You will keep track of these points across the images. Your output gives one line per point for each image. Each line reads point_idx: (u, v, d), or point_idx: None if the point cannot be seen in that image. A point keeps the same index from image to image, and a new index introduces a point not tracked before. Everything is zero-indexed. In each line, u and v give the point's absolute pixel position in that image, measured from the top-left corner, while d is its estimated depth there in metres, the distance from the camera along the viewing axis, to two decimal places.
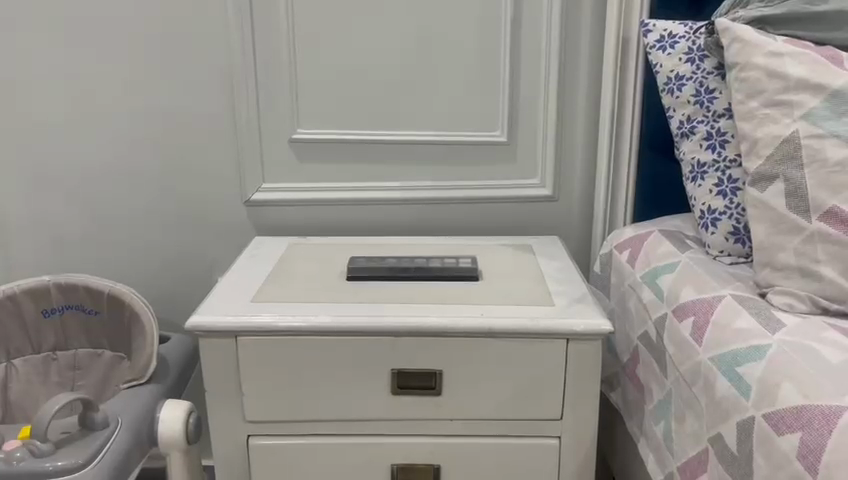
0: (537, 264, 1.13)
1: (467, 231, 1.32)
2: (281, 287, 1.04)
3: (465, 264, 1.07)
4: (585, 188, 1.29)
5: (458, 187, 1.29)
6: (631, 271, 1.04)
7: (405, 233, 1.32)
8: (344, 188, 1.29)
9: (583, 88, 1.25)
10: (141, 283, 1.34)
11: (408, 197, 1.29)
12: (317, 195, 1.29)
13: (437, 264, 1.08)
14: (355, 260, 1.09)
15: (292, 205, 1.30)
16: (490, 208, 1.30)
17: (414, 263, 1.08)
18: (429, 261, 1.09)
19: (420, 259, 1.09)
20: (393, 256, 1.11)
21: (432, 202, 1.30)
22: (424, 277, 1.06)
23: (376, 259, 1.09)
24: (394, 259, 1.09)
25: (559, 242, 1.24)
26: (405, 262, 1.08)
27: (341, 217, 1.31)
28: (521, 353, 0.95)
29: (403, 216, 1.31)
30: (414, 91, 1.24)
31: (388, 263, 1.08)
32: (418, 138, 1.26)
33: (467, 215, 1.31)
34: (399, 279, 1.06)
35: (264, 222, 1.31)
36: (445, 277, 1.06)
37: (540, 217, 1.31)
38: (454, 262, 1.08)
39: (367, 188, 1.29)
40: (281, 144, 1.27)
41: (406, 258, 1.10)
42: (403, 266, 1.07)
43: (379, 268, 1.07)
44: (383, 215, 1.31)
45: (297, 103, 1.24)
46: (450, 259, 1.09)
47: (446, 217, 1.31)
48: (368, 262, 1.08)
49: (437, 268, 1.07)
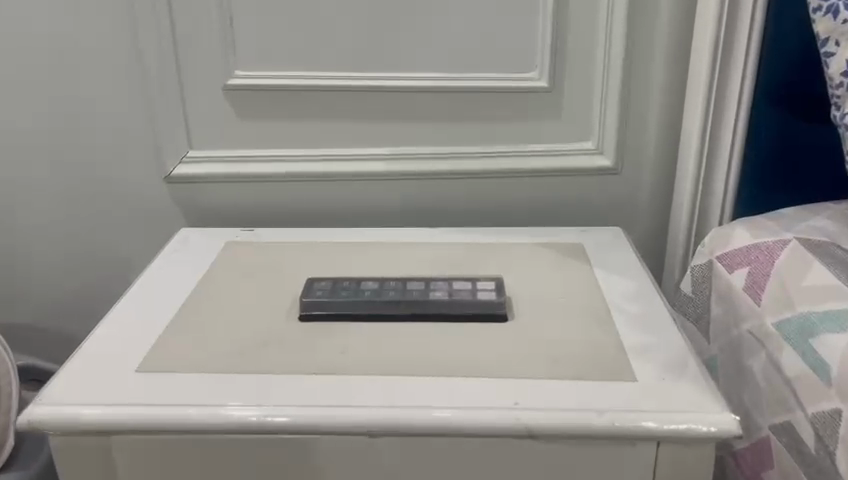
0: (596, 287, 0.74)
1: (486, 219, 0.92)
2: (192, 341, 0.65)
3: (485, 296, 0.68)
4: (660, 159, 0.89)
5: (476, 155, 0.88)
6: (753, 310, 0.65)
7: (397, 221, 0.92)
8: (307, 158, 0.88)
9: (667, 5, 0.81)
10: (26, 291, 0.95)
11: (402, 171, 0.89)
12: (269, 168, 0.89)
13: (440, 295, 0.68)
14: (310, 288, 0.70)
15: (233, 183, 0.90)
16: (520, 186, 0.90)
17: (405, 294, 0.68)
18: (428, 288, 0.69)
19: (414, 285, 0.70)
20: (371, 278, 0.71)
21: (437, 177, 0.89)
22: (420, 318, 0.67)
23: (344, 287, 0.70)
24: (372, 286, 0.70)
25: (626, 243, 0.84)
26: (391, 291, 0.69)
27: (304, 200, 0.91)
28: (581, 463, 0.57)
29: (396, 196, 0.91)
30: (409, 12, 0.82)
31: (362, 294, 0.69)
32: (414, 83, 0.85)
33: (487, 196, 0.91)
34: (380, 321, 0.67)
35: (195, 206, 0.91)
36: (453, 318, 0.67)
37: (593, 196, 0.91)
38: (466, 292, 0.69)
39: (340, 158, 0.89)
40: (212, 94, 0.86)
41: (391, 283, 0.70)
42: (385, 299, 0.68)
43: (348, 303, 0.68)
44: (365, 197, 0.91)
45: (231, 32, 0.83)
46: (461, 285, 0.70)
47: (457, 197, 0.91)
48: (332, 291, 0.69)
49: (440, 305, 0.67)
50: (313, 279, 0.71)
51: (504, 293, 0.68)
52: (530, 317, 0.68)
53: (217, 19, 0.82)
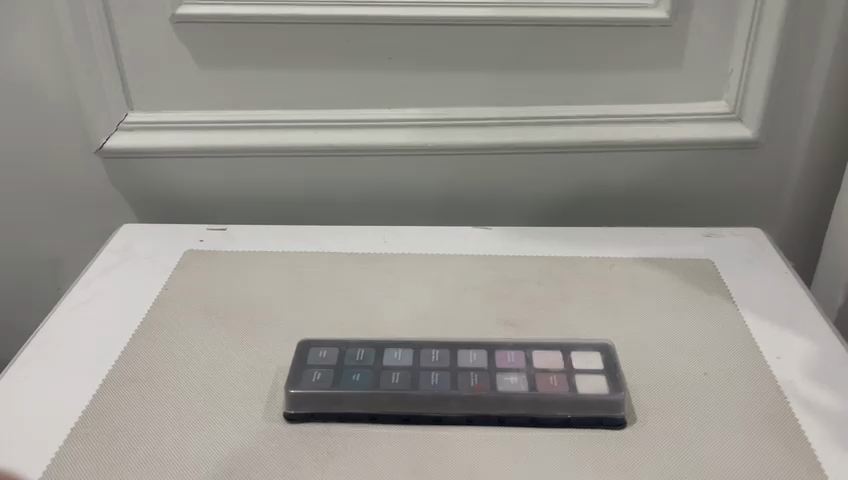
0: (757, 352, 0.47)
1: (562, 212, 0.64)
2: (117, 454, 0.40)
3: (589, 387, 0.41)
4: (826, 128, 0.60)
5: (551, 122, 0.60)
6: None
7: (433, 213, 0.65)
8: (301, 124, 0.60)
9: None
10: None
11: (441, 143, 0.60)
12: (245, 140, 0.61)
13: (515, 384, 0.42)
14: (303, 364, 0.43)
15: (193, 157, 0.62)
16: (613, 166, 0.62)
17: (457, 380, 0.42)
18: (494, 369, 0.43)
19: (470, 360, 0.43)
20: (400, 342, 0.45)
21: (493, 153, 0.61)
22: (484, 423, 0.41)
23: (356, 362, 0.43)
24: (401, 362, 0.43)
25: (778, 259, 0.56)
26: (433, 372, 0.42)
27: (298, 185, 0.63)
28: None
29: (433, 179, 0.63)
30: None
31: (386, 377, 0.42)
32: (460, 14, 0.55)
33: (564, 178, 0.63)
34: (416, 429, 0.41)
35: (147, 190, 0.64)
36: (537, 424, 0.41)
37: (719, 181, 0.62)
38: (557, 378, 0.42)
39: (350, 123, 0.60)
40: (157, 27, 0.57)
41: (432, 355, 0.44)
42: (424, 389, 0.41)
43: (364, 396, 0.41)
44: (386, 181, 0.63)
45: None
46: (546, 363, 0.43)
47: (520, 181, 0.63)
48: (337, 371, 0.43)
49: (516, 403, 0.41)
50: (306, 345, 0.45)
51: (620, 380, 0.42)
52: (663, 420, 0.41)
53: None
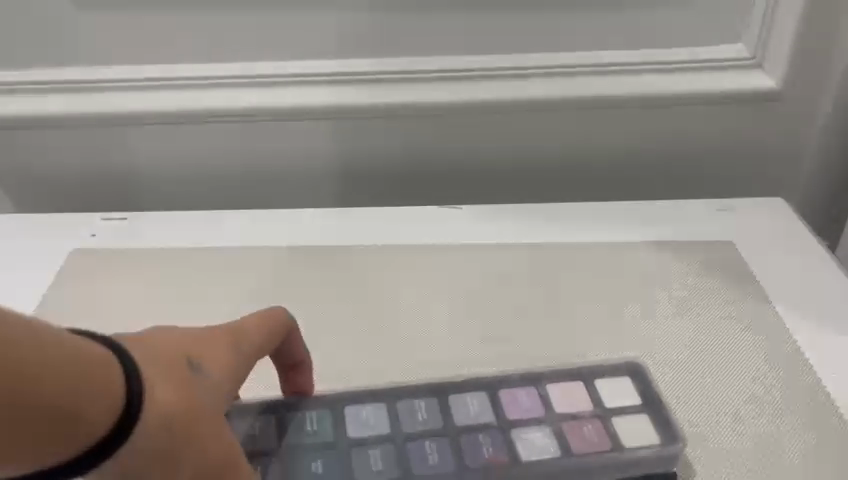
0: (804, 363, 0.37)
1: (546, 183, 0.53)
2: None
3: (638, 438, 0.32)
4: None
5: (529, 73, 0.48)
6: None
7: (399, 191, 0.53)
8: (221, 82, 0.48)
9: None
10: None
11: (395, 103, 0.48)
12: (155, 103, 0.49)
13: (541, 446, 0.32)
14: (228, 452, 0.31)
15: (99, 128, 0.50)
16: (606, 128, 0.51)
17: (460, 451, 0.31)
18: (507, 427, 0.32)
19: (468, 415, 0.33)
20: (366, 396, 0.33)
21: (459, 115, 0.49)
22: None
23: (310, 435, 0.32)
24: (375, 430, 0.32)
25: (800, 233, 0.46)
26: (425, 441, 0.32)
27: (223, 161, 0.51)
28: None
29: (387, 147, 0.51)
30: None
31: (364, 459, 0.31)
32: None
33: (552, 144, 0.51)
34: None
35: (36, 166, 0.52)
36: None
37: (733, 145, 0.52)
38: (593, 428, 0.32)
39: (287, 81, 0.48)
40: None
41: (415, 410, 0.33)
42: (423, 472, 0.30)
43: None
44: (341, 151, 0.51)
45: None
46: (570, 405, 0.33)
47: (494, 148, 0.51)
48: (287, 454, 0.31)
49: (549, 475, 0.31)
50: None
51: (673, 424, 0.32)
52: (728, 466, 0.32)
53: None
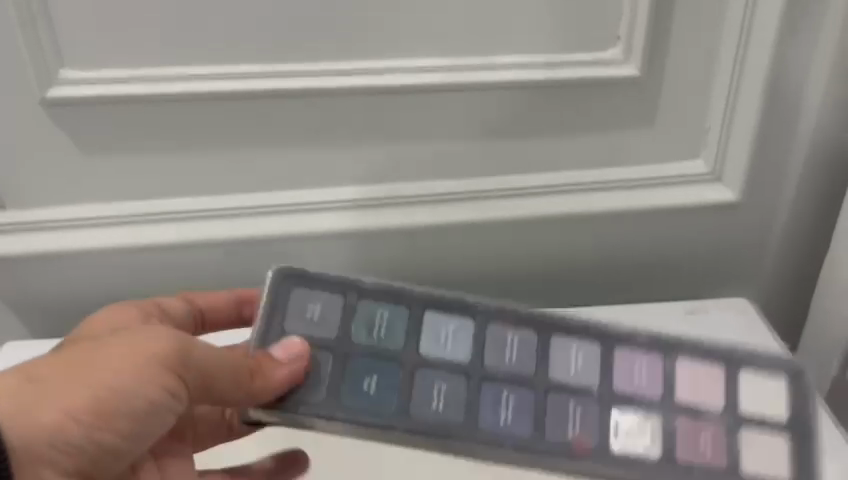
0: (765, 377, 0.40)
1: (521, 287, 0.57)
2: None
3: (635, 442, 0.38)
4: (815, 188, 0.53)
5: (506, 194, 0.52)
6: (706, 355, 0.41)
7: None
8: (221, 213, 0.52)
9: None
10: None
11: (384, 225, 0.52)
12: (156, 235, 0.52)
13: (560, 431, 0.38)
14: (313, 343, 0.39)
15: (99, 259, 0.52)
16: (577, 239, 0.55)
17: (554, 406, 0.39)
18: (597, 393, 0.39)
19: (573, 371, 0.40)
20: (457, 311, 0.41)
21: (443, 232, 0.53)
22: (556, 468, 0.37)
23: (376, 342, 0.39)
24: (452, 356, 0.39)
25: (760, 331, 0.51)
26: (503, 390, 0.39)
27: (220, 281, 0.54)
28: None
29: (376, 262, 0.55)
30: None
31: (426, 387, 0.38)
32: (399, 85, 0.48)
33: (529, 253, 0.55)
34: (419, 434, 0.37)
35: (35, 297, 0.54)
36: (608, 451, 0.38)
37: (693, 245, 0.56)
38: (626, 404, 0.39)
39: (282, 210, 0.52)
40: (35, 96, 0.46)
41: (502, 349, 0.40)
42: (429, 414, 0.38)
43: (385, 409, 0.38)
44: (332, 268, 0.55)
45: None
46: (588, 376, 0.40)
47: (475, 260, 0.55)
48: (348, 361, 0.39)
49: (571, 452, 0.38)
50: (292, 285, 0.40)
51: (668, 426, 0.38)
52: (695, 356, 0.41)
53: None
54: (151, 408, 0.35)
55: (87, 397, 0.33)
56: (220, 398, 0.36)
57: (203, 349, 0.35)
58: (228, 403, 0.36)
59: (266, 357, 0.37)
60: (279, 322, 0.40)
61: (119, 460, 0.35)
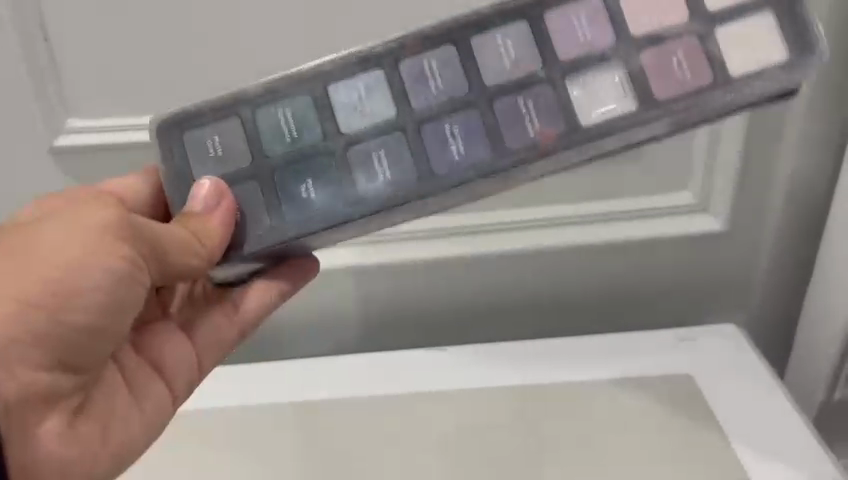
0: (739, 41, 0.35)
1: (517, 324, 0.58)
2: (213, 338, 0.40)
3: (593, 101, 0.35)
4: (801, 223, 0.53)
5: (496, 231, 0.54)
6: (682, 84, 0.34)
7: (383, 334, 0.57)
8: None
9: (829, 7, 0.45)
10: None
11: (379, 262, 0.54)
12: None
13: (603, 98, 0.35)
14: (233, 185, 0.36)
15: None
16: (569, 275, 0.55)
17: (545, 103, 0.35)
18: (555, 92, 0.35)
19: (507, 62, 0.36)
20: (361, 67, 0.36)
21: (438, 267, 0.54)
22: (533, 166, 0.34)
23: (293, 145, 0.36)
24: (447, 90, 0.36)
25: (755, 372, 0.51)
26: (447, 123, 0.35)
27: None
28: None
29: (372, 299, 0.56)
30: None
31: (366, 156, 0.36)
32: None
33: (523, 289, 0.56)
34: (371, 211, 0.35)
35: None
36: (579, 126, 0.34)
37: (687, 279, 0.56)
38: (590, 33, 0.35)
39: None
40: (40, 140, 0.48)
41: (499, 53, 0.36)
42: (375, 182, 0.35)
43: (332, 212, 0.35)
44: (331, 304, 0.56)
45: (41, 18, 0.45)
46: (575, 49, 0.35)
47: (470, 295, 0.56)
48: (273, 176, 0.36)
49: (617, 115, 0.34)
50: (179, 133, 0.36)
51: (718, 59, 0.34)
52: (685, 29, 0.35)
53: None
54: (114, 277, 0.32)
55: (44, 284, 0.31)
56: (179, 272, 0.34)
57: (155, 228, 0.33)
58: (185, 275, 0.34)
59: (194, 214, 0.34)
60: (200, 168, 0.36)
61: (103, 344, 0.34)
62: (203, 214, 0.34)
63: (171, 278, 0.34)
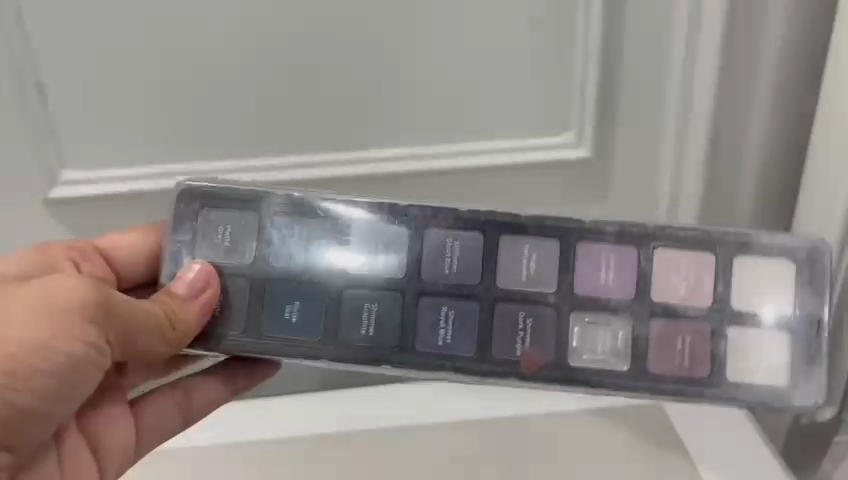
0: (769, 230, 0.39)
1: None
2: (160, 419, 0.43)
3: (584, 337, 0.38)
4: None
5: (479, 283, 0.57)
6: (688, 299, 0.39)
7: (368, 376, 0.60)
8: None
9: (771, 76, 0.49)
10: None
11: None
12: None
13: (596, 351, 0.38)
14: (223, 271, 0.39)
15: None
16: None
17: (542, 328, 0.39)
18: (555, 317, 0.39)
19: (524, 277, 0.39)
20: (387, 222, 0.39)
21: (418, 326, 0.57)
22: (506, 380, 0.38)
23: (298, 264, 0.39)
24: (456, 277, 0.39)
25: (721, 408, 0.52)
26: (445, 307, 0.39)
27: None
28: None
29: None
30: (345, 17, 0.49)
31: (358, 310, 0.39)
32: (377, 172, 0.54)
33: None
34: (347, 361, 0.38)
35: None
36: (562, 362, 0.38)
37: None
38: (615, 267, 0.39)
39: None
40: (37, 183, 0.52)
41: (521, 261, 0.39)
42: (356, 340, 0.38)
43: (304, 344, 0.38)
44: None
45: (40, 70, 0.49)
46: (596, 267, 0.39)
47: None
48: (265, 295, 0.39)
49: (599, 363, 0.38)
50: (197, 207, 0.39)
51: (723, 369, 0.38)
52: (699, 315, 0.38)
53: (4, 48, 0.48)
54: (71, 364, 0.34)
55: (5, 364, 0.32)
56: (142, 351, 0.36)
57: (132, 307, 0.36)
58: (147, 354, 0.37)
59: (176, 297, 0.37)
60: (205, 240, 0.39)
61: (47, 420, 0.35)
62: (184, 298, 0.37)
63: (134, 354, 0.37)
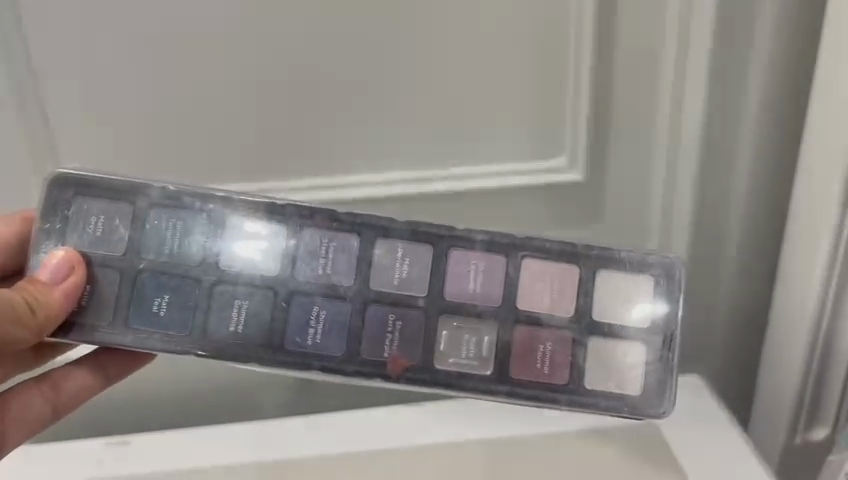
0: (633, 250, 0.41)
1: None
2: (24, 414, 0.43)
3: (451, 344, 0.39)
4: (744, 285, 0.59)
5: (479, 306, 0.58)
6: (541, 311, 0.40)
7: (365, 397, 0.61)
8: None
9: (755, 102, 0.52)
10: None
11: None
12: None
13: (467, 358, 0.39)
14: (92, 261, 0.38)
15: None
16: None
17: (410, 332, 0.39)
18: (423, 321, 0.39)
19: (396, 279, 0.40)
20: (265, 219, 0.39)
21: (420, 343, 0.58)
22: (371, 380, 0.39)
23: (171, 256, 0.39)
24: (328, 275, 0.39)
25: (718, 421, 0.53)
26: (315, 305, 0.39)
27: (215, 384, 0.60)
28: None
29: None
30: (343, 40, 0.50)
31: (229, 303, 0.39)
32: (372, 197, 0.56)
33: None
34: (215, 354, 0.38)
35: None
36: (428, 364, 0.39)
37: None
38: (480, 276, 0.40)
39: None
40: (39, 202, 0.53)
41: (393, 262, 0.40)
42: (225, 333, 0.38)
43: (177, 334, 0.38)
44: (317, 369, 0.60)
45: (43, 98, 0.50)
46: (461, 274, 0.40)
47: None
48: (136, 282, 0.38)
49: (466, 370, 0.39)
50: (69, 195, 0.38)
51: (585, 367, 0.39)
52: (560, 325, 0.40)
53: (8, 70, 0.49)
54: None
55: None
56: (4, 341, 0.35)
57: None
58: (8, 344, 0.35)
59: (39, 282, 0.36)
60: (76, 230, 0.38)
61: None
62: (47, 284, 0.36)
63: None
